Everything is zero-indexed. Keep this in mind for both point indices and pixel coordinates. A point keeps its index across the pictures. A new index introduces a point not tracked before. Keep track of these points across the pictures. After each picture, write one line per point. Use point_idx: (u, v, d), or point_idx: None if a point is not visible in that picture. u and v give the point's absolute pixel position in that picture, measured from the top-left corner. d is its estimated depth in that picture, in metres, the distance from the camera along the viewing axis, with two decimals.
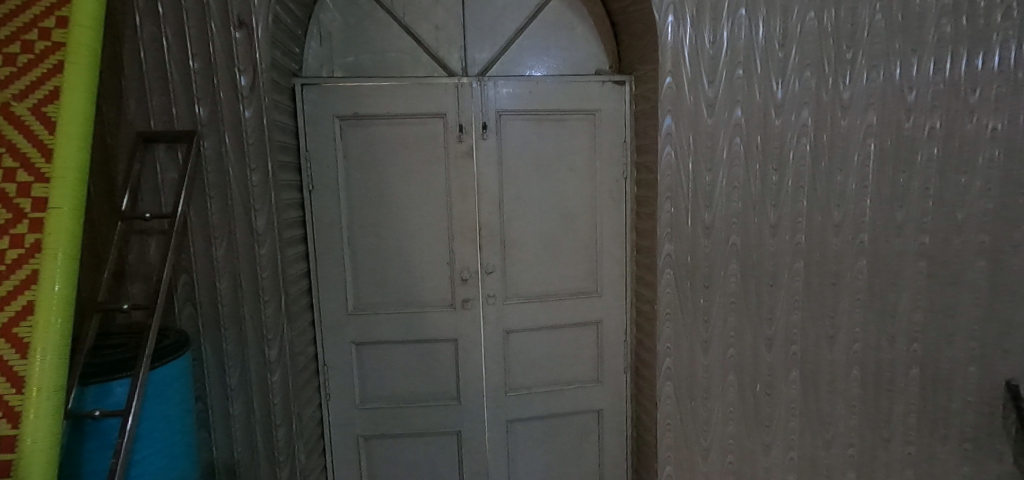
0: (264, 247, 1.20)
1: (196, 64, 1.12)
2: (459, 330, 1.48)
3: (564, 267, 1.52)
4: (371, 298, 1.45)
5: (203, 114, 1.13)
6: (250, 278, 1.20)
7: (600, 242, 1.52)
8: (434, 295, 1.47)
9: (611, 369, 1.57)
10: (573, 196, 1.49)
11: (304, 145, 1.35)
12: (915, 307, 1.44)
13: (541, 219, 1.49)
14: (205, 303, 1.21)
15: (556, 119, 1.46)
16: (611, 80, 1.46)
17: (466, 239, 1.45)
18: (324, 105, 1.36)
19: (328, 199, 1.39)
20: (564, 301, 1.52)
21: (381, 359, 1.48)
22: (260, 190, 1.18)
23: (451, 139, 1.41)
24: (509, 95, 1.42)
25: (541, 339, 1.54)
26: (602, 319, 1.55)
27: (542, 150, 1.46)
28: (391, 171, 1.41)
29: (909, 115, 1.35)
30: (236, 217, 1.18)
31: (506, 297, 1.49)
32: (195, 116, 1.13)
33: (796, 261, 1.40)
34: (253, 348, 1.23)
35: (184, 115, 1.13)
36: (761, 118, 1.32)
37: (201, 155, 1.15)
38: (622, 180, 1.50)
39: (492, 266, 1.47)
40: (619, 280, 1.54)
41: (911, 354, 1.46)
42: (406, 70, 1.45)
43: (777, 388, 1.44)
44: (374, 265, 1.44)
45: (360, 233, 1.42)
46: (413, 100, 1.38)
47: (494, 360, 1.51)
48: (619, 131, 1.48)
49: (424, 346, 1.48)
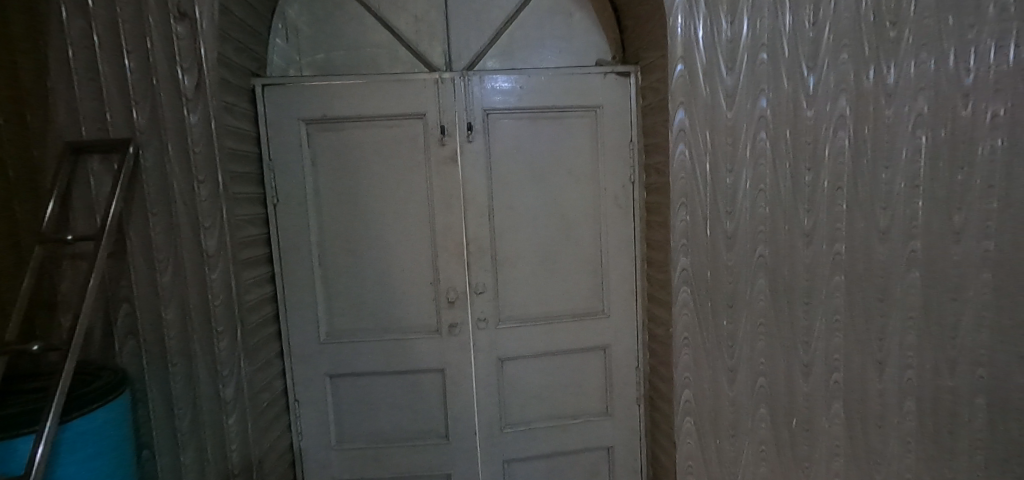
0: (215, 270, 1.05)
1: (132, 63, 0.98)
2: (446, 358, 1.30)
3: (564, 285, 1.34)
4: (345, 323, 1.28)
5: (142, 120, 0.99)
6: (200, 306, 1.05)
7: (605, 256, 1.33)
8: (417, 320, 1.30)
9: (621, 399, 1.38)
10: (573, 205, 1.32)
11: (268, 154, 1.21)
12: (979, 326, 1.22)
13: (537, 232, 1.31)
14: (148, 336, 1.05)
15: (553, 117, 1.29)
16: (614, 71, 1.28)
17: (452, 256, 1.28)
18: (290, 108, 1.21)
19: (295, 213, 1.24)
20: (566, 324, 1.34)
21: (359, 393, 1.30)
22: (210, 206, 1.03)
23: (431, 142, 1.25)
24: (498, 92, 1.25)
25: (540, 368, 1.35)
26: (611, 343, 1.36)
27: (537, 152, 1.29)
28: (366, 181, 1.25)
29: (967, 101, 1.15)
30: (183, 237, 1.03)
31: (499, 320, 1.32)
32: (132, 122, 0.99)
33: (835, 275, 1.20)
34: (206, 387, 1.07)
35: (121, 121, 0.99)
36: (792, 109, 1.13)
37: (140, 166, 1.00)
38: (629, 185, 1.31)
39: (482, 286, 1.29)
40: (629, 298, 1.35)
41: (976, 381, 1.24)
42: (383, 67, 1.29)
43: (817, 423, 1.24)
44: (349, 287, 1.28)
45: (332, 251, 1.26)
46: (388, 100, 1.23)
47: (487, 392, 1.32)
48: (624, 129, 1.30)
49: (407, 377, 1.31)
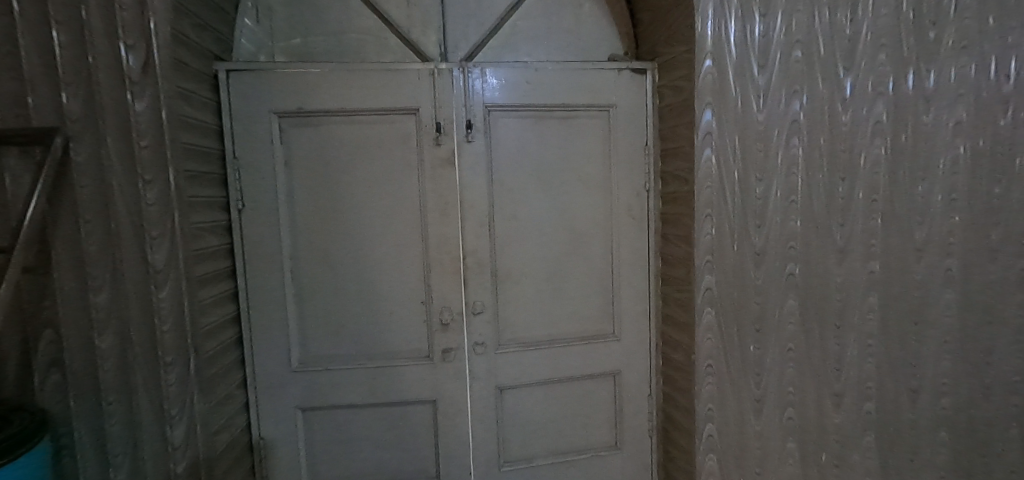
0: (164, 289, 0.88)
1: (62, 35, 0.79)
2: (440, 387, 1.15)
3: (571, 305, 1.20)
4: (321, 348, 1.12)
5: (74, 105, 0.80)
6: (144, 332, 0.86)
7: (617, 272, 1.20)
8: (405, 344, 1.14)
9: (633, 431, 1.24)
10: (583, 215, 1.18)
11: (233, 151, 1.05)
12: (1015, 351, 1.11)
13: (542, 245, 1.17)
14: (78, 369, 0.82)
15: (562, 116, 1.16)
16: (630, 67, 1.16)
17: (446, 271, 1.13)
18: (262, 98, 1.05)
19: (265, 220, 1.07)
20: (573, 348, 1.20)
21: (335, 428, 1.13)
22: (158, 211, 0.87)
23: (425, 142, 1.10)
24: (501, 87, 1.12)
25: (543, 398, 1.21)
26: (621, 369, 1.23)
27: (543, 156, 1.16)
28: (349, 185, 1.09)
29: (1009, 108, 1.04)
30: (123, 249, 0.85)
31: (499, 344, 1.17)
32: (61, 106, 0.79)
33: (869, 296, 1.09)
34: (150, 432, 0.87)
35: (46, 104, 0.78)
36: (826, 113, 1.02)
37: (70, 157, 0.80)
38: (643, 194, 1.19)
39: (479, 306, 1.14)
40: (642, 319, 1.22)
41: (1013, 410, 1.12)
42: (370, 56, 1.14)
43: (848, 459, 1.13)
44: (326, 307, 1.11)
45: (307, 264, 1.10)
46: (375, 92, 1.08)
47: (485, 425, 1.17)
48: (639, 132, 1.17)
49: (392, 410, 1.14)
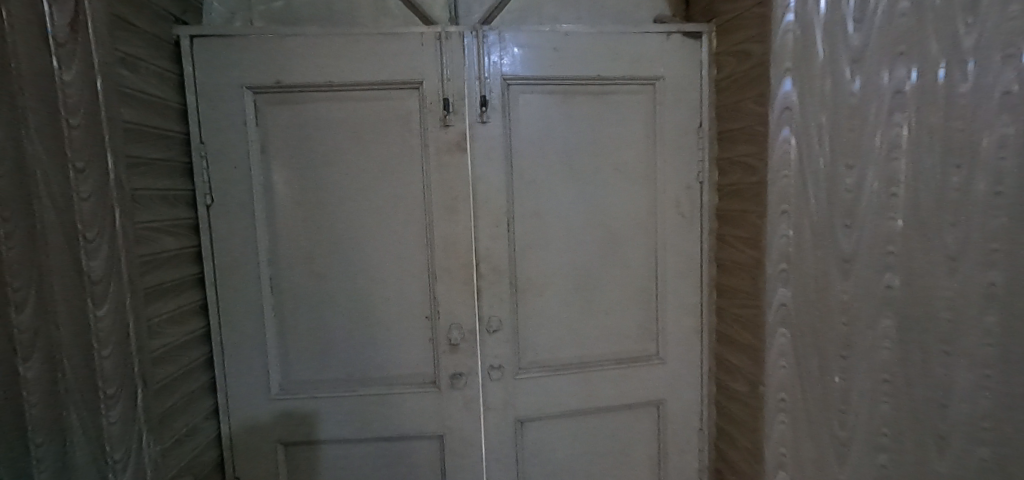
0: (104, 305, 0.69)
1: None
2: (447, 420, 0.96)
3: (607, 321, 1.00)
4: (304, 371, 0.94)
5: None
6: (77, 360, 0.65)
7: (661, 281, 1.00)
8: (408, 366, 0.95)
9: (678, 471, 1.05)
10: (621, 212, 0.98)
11: (199, 136, 0.88)
12: None
13: (571, 248, 0.97)
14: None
15: (597, 91, 0.95)
16: (681, 30, 0.96)
17: (456, 281, 0.94)
18: (232, 70, 0.87)
19: (238, 219, 0.90)
20: (609, 372, 1.00)
21: (324, 467, 0.95)
22: (95, 207, 0.68)
23: (431, 123, 0.91)
24: (523, 56, 0.92)
25: (571, 432, 1.01)
26: (666, 398, 1.03)
27: (574, 140, 0.95)
28: (340, 176, 0.91)
29: None
30: (50, 254, 0.62)
31: (519, 368, 0.97)
32: None
33: None
34: None
35: None
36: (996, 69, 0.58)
37: None
38: (695, 187, 0.99)
39: (496, 322, 0.95)
40: (692, 339, 1.02)
41: None
42: (364, 21, 0.95)
43: None
44: (311, 322, 0.93)
45: (289, 270, 0.92)
46: (369, 62, 0.89)
47: (503, 464, 0.98)
48: (689, 111, 0.97)
49: (391, 446, 0.96)
